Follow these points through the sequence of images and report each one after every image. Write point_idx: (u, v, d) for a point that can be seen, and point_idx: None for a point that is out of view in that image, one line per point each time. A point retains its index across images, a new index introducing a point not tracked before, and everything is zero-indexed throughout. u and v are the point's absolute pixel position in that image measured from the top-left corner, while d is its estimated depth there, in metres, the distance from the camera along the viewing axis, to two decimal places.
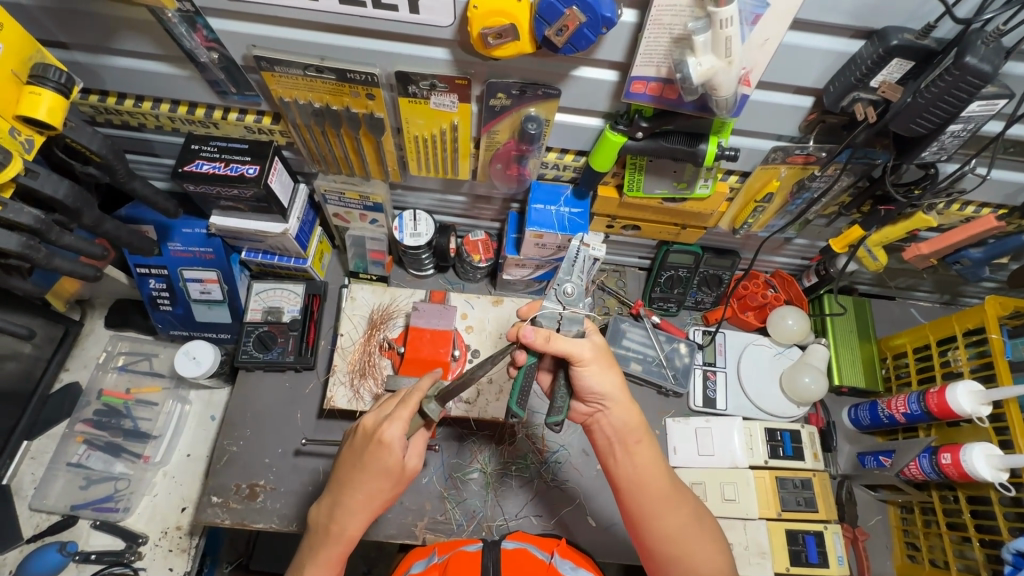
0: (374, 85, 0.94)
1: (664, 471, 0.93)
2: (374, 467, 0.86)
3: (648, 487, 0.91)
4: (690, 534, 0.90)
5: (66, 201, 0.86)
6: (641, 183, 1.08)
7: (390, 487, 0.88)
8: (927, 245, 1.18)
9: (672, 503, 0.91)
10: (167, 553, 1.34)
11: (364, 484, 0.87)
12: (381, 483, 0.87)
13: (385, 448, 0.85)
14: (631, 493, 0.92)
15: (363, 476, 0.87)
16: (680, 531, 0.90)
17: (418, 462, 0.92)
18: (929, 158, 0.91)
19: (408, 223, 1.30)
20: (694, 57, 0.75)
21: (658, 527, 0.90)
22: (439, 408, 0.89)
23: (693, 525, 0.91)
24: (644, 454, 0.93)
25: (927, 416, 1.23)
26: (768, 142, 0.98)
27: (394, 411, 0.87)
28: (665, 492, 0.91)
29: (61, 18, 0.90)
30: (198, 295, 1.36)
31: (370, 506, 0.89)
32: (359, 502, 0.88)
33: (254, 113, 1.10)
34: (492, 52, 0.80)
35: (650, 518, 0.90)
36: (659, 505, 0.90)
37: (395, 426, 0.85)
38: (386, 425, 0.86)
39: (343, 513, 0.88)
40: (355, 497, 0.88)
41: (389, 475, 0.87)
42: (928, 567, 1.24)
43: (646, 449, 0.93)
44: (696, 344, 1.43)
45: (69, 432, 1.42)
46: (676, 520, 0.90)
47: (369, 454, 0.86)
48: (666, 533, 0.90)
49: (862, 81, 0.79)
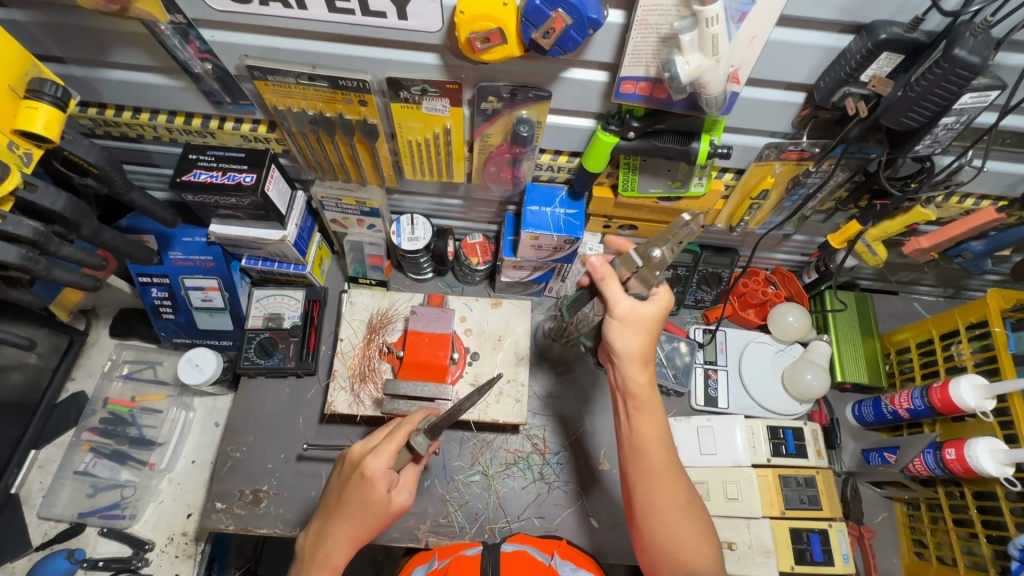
0: (367, 92, 0.94)
1: (664, 438, 0.93)
2: (357, 501, 0.87)
3: (641, 456, 0.92)
4: (677, 512, 0.90)
5: (65, 213, 0.87)
6: (636, 183, 1.08)
7: (374, 522, 0.89)
8: (927, 238, 1.16)
9: (663, 474, 0.91)
10: (174, 559, 1.36)
11: (349, 517, 0.88)
12: (365, 516, 0.88)
13: (369, 482, 0.86)
14: (629, 460, 0.94)
15: (348, 508, 0.88)
16: (667, 507, 0.89)
17: (406, 498, 0.92)
18: (924, 151, 0.90)
19: (406, 227, 1.31)
20: (681, 56, 0.75)
21: (644, 500, 0.90)
22: (428, 441, 0.90)
23: (682, 505, 0.90)
24: (646, 420, 0.93)
25: (931, 411, 1.21)
26: (761, 139, 0.98)
27: (380, 443, 0.89)
28: (659, 462, 0.91)
29: (57, 33, 0.91)
30: (199, 303, 1.37)
31: (355, 538, 0.89)
32: (346, 533, 0.89)
33: (249, 122, 1.10)
34: (480, 57, 0.80)
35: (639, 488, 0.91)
36: (649, 476, 0.91)
37: (379, 460, 0.87)
38: (371, 457, 0.87)
39: (329, 543, 0.89)
40: (341, 528, 0.89)
41: (373, 510, 0.88)
42: (936, 564, 1.23)
43: (651, 415, 0.93)
44: (697, 343, 1.42)
45: (75, 440, 1.44)
46: (662, 497, 0.90)
47: (353, 487, 0.88)
48: (654, 506, 0.90)
49: (852, 76, 0.79)
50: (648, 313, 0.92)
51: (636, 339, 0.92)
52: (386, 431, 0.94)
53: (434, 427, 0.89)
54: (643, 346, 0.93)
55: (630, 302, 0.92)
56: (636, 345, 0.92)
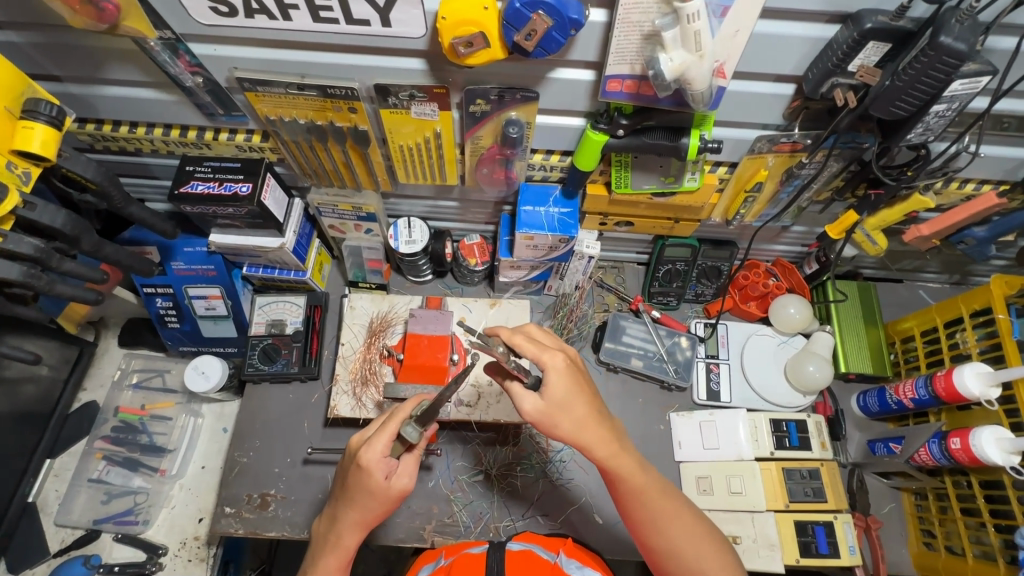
0: (355, 99, 0.95)
1: (652, 490, 0.90)
2: (358, 488, 0.88)
3: (636, 507, 0.90)
4: (693, 536, 0.90)
5: (65, 229, 0.89)
6: (629, 180, 1.08)
7: (377, 506, 0.89)
8: (928, 226, 1.15)
9: (663, 520, 0.90)
10: (187, 563, 1.38)
11: (354, 504, 0.89)
12: (367, 503, 0.89)
13: (365, 471, 0.87)
14: (633, 508, 0.91)
15: (351, 495, 0.89)
16: (682, 539, 0.90)
17: (409, 482, 0.90)
18: (917, 139, 0.89)
19: (403, 231, 1.32)
20: (665, 53, 0.75)
21: (664, 539, 0.90)
22: (419, 430, 0.88)
23: (694, 528, 0.91)
24: (628, 483, 0.89)
25: (936, 400, 1.20)
26: (753, 132, 0.97)
27: (374, 434, 0.88)
28: (651, 515, 0.90)
29: (51, 52, 0.93)
30: (204, 312, 1.39)
31: (362, 522, 0.91)
32: (354, 518, 0.90)
33: (243, 132, 1.12)
34: (464, 61, 0.80)
35: (654, 530, 0.91)
36: (646, 525, 0.91)
37: (371, 451, 0.86)
38: (365, 448, 0.87)
39: (339, 528, 0.91)
40: (348, 513, 0.90)
41: (375, 496, 0.88)
42: (945, 555, 1.22)
43: (630, 480, 0.88)
44: (697, 338, 1.41)
45: (89, 449, 1.47)
46: (676, 530, 0.90)
47: (353, 476, 0.89)
48: (669, 544, 0.90)
49: (839, 66, 0.78)
50: (556, 395, 0.84)
51: (570, 417, 0.85)
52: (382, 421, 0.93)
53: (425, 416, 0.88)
54: (579, 422, 0.86)
55: (539, 394, 0.86)
56: (579, 420, 0.86)
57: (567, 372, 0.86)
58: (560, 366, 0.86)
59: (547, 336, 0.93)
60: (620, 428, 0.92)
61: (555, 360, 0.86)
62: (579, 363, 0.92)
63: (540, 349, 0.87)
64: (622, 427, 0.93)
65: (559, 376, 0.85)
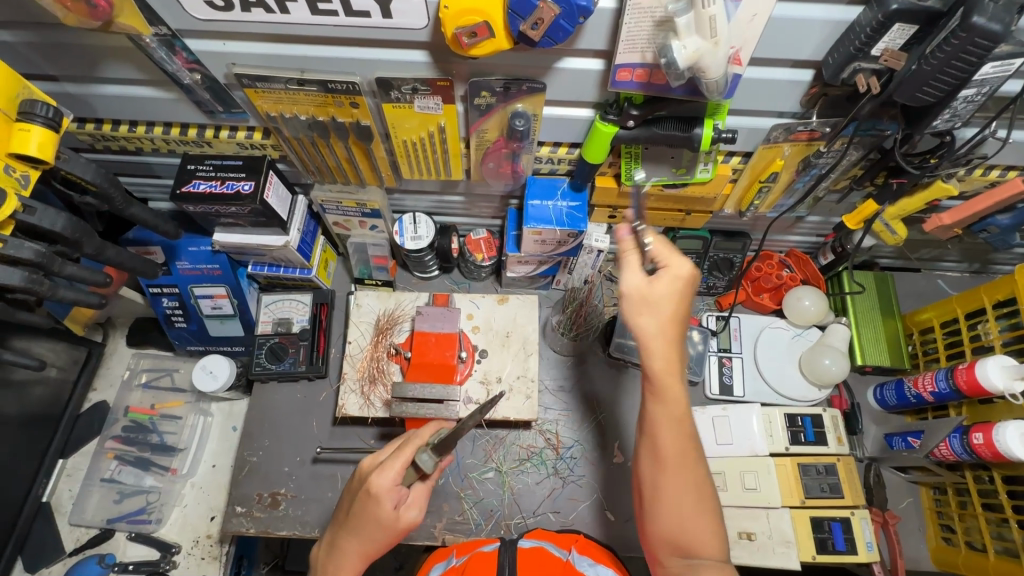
0: (357, 94, 0.93)
1: (689, 433, 0.86)
2: (366, 517, 0.87)
3: (664, 435, 0.85)
4: (700, 495, 0.85)
5: (65, 233, 0.88)
6: (639, 172, 1.04)
7: (383, 537, 0.88)
8: (949, 214, 1.11)
9: (687, 459, 0.85)
10: (200, 561, 1.39)
11: (360, 535, 0.88)
12: (374, 533, 0.87)
13: (376, 499, 0.85)
14: (658, 433, 0.86)
15: (358, 523, 0.88)
16: (681, 493, 0.84)
17: (417, 515, 0.90)
18: (943, 126, 0.86)
19: (408, 227, 1.30)
20: (678, 40, 0.72)
21: (661, 483, 0.85)
22: (435, 459, 0.87)
23: (704, 487, 0.85)
24: (669, 412, 0.85)
25: (957, 394, 1.17)
26: (769, 120, 0.94)
27: (389, 458, 0.88)
28: (676, 450, 0.85)
29: (46, 51, 0.91)
30: (210, 311, 1.38)
31: (365, 553, 0.89)
32: (357, 547, 0.88)
33: (244, 129, 1.09)
34: (468, 52, 0.77)
35: (672, 464, 0.85)
36: (669, 457, 0.85)
37: (384, 477, 0.85)
38: (377, 474, 0.86)
39: (343, 556, 0.89)
40: (352, 541, 0.89)
41: (383, 526, 0.86)
42: (966, 550, 1.19)
43: (670, 406, 0.85)
44: (709, 331, 1.39)
45: (100, 449, 1.47)
46: (678, 480, 0.84)
47: (362, 502, 0.87)
48: (666, 490, 0.85)
49: (862, 50, 0.74)
50: (660, 293, 0.86)
51: (643, 323, 0.86)
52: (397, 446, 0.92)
53: (442, 444, 0.87)
54: (652, 333, 0.86)
55: (645, 277, 0.87)
56: (646, 335, 0.86)
57: (685, 279, 0.87)
58: (686, 271, 0.86)
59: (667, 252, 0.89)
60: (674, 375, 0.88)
61: (683, 262, 0.87)
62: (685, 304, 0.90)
63: (672, 251, 0.87)
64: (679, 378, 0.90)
65: (679, 281, 0.87)
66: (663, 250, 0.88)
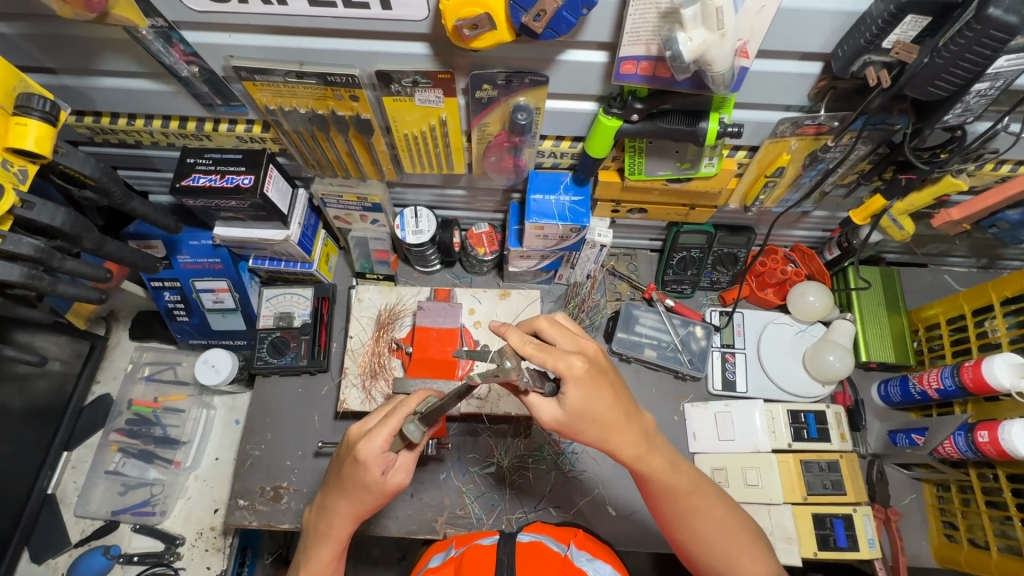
0: (357, 86, 0.91)
1: (683, 489, 0.88)
2: (354, 481, 0.87)
3: (663, 503, 0.89)
4: (726, 535, 0.89)
5: (65, 228, 0.87)
6: (643, 166, 1.03)
7: (372, 500, 0.88)
8: (958, 209, 1.09)
9: (694, 516, 0.88)
10: (204, 553, 1.40)
11: (350, 497, 0.88)
12: (363, 497, 0.87)
13: (363, 465, 0.85)
14: (660, 503, 0.89)
15: (348, 488, 0.88)
16: (715, 532, 0.89)
17: (405, 479, 0.89)
18: (954, 121, 0.84)
19: (410, 220, 1.29)
20: (683, 33, 0.71)
21: (692, 533, 0.89)
22: (421, 431, 0.85)
23: (726, 525, 0.89)
24: (657, 483, 0.87)
25: (962, 391, 1.16)
26: (776, 114, 0.92)
27: (375, 426, 0.86)
28: (681, 511, 0.88)
29: (43, 43, 0.90)
30: (212, 305, 1.38)
31: (355, 515, 0.90)
32: (346, 509, 0.89)
33: (243, 122, 1.08)
34: (469, 45, 0.76)
35: (682, 526, 0.89)
36: (675, 520, 0.90)
37: (371, 445, 0.84)
38: (365, 441, 0.85)
39: (334, 518, 0.90)
40: (341, 504, 0.89)
41: (370, 490, 0.87)
42: (968, 547, 1.18)
43: (663, 468, 0.86)
44: (713, 326, 1.37)
45: (104, 441, 1.48)
46: (706, 526, 0.88)
47: (350, 467, 0.87)
48: (699, 537, 0.89)
49: (873, 43, 0.73)
50: (577, 403, 0.79)
51: (584, 431, 0.81)
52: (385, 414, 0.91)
53: (429, 416, 0.84)
54: (600, 427, 0.81)
55: (557, 401, 0.81)
56: (596, 431, 0.81)
57: (585, 375, 0.78)
58: (578, 369, 0.78)
59: (560, 332, 0.85)
60: (649, 425, 0.88)
61: (572, 364, 0.78)
62: (602, 356, 0.85)
63: (553, 354, 0.78)
64: (653, 426, 0.88)
65: (579, 384, 0.78)
66: (546, 354, 0.78)
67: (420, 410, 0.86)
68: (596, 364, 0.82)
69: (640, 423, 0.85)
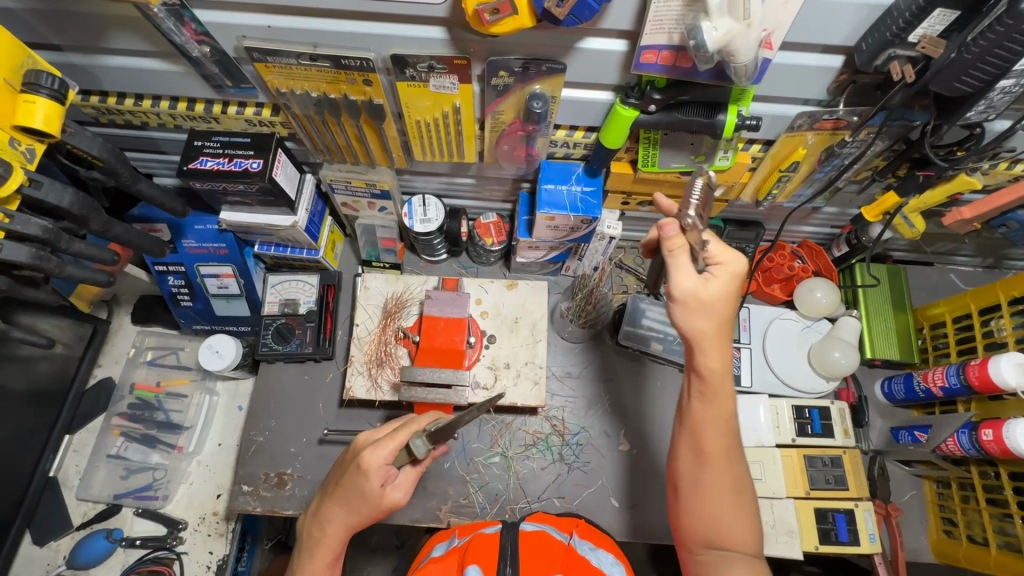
0: (371, 71, 0.90)
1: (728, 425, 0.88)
2: (353, 489, 0.87)
3: (705, 433, 0.87)
4: (732, 493, 0.87)
5: (72, 209, 0.86)
6: (656, 158, 1.02)
7: (367, 510, 0.88)
8: (970, 208, 1.08)
9: (730, 458, 0.88)
10: (206, 537, 1.40)
11: (346, 506, 0.88)
12: (359, 507, 0.87)
13: (364, 474, 0.85)
14: (698, 435, 0.88)
15: (345, 495, 0.88)
16: (726, 484, 0.87)
17: (401, 496, 0.89)
18: (976, 118, 0.84)
19: (418, 209, 1.28)
20: (708, 21, 0.69)
21: (708, 474, 0.87)
22: (428, 447, 0.84)
23: (743, 482, 0.88)
24: (716, 406, 0.87)
25: (967, 389, 1.17)
26: (793, 107, 0.91)
27: (383, 437, 0.87)
28: (719, 448, 0.87)
29: (51, 20, 0.88)
30: (216, 290, 1.36)
31: (349, 525, 0.90)
32: (341, 517, 0.89)
33: (253, 105, 1.07)
34: (489, 30, 0.75)
35: (702, 464, 0.88)
36: (715, 456, 0.87)
37: (375, 455, 0.85)
38: (369, 450, 0.86)
39: (328, 525, 0.90)
40: (336, 512, 0.90)
41: (367, 501, 0.87)
42: (966, 543, 1.20)
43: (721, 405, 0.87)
44: (719, 321, 1.37)
45: (106, 425, 1.47)
46: (725, 473, 0.87)
47: (351, 475, 0.87)
48: (715, 482, 0.87)
49: (899, 37, 0.72)
50: (717, 291, 0.82)
51: (704, 323, 0.82)
52: (394, 427, 0.92)
53: (437, 433, 0.84)
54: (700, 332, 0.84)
55: (697, 280, 0.83)
56: (703, 332, 0.83)
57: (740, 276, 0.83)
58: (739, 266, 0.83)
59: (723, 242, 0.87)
60: None
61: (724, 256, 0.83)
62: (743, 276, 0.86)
63: (723, 248, 0.83)
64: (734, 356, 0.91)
65: (732, 278, 0.83)
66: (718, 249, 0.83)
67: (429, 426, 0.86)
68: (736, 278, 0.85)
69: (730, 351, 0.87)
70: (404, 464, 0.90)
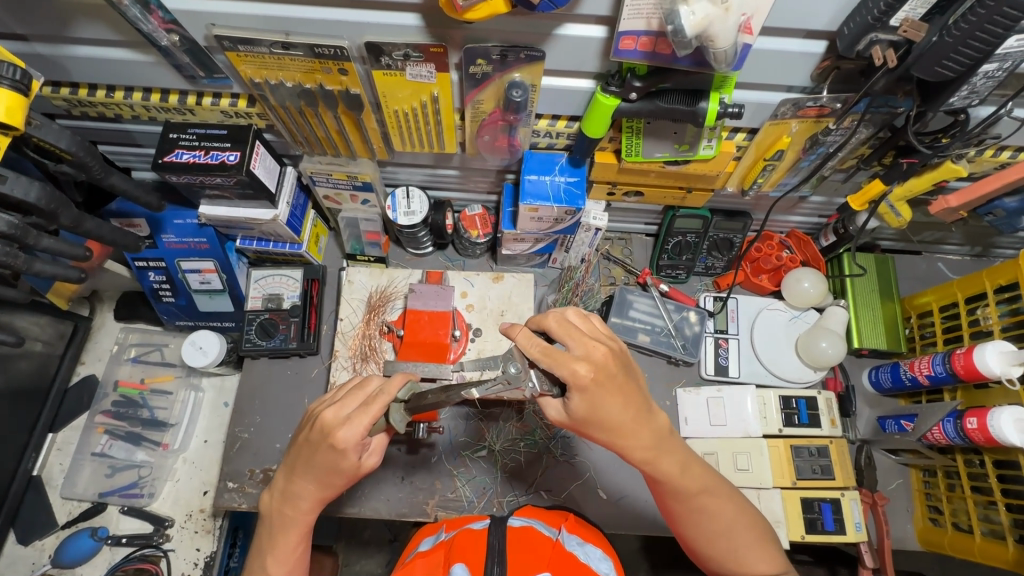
0: (346, 59, 0.88)
1: (691, 490, 0.87)
2: (328, 466, 0.84)
3: (671, 502, 0.89)
4: (734, 530, 0.89)
5: (40, 204, 0.84)
6: (640, 147, 1.00)
7: (341, 483, 0.86)
8: (956, 196, 1.07)
9: (708, 510, 0.88)
10: (193, 534, 1.39)
11: (319, 482, 0.86)
12: (334, 480, 0.86)
13: (341, 452, 0.82)
14: (668, 501, 0.90)
15: (319, 471, 0.85)
16: (721, 531, 0.89)
17: (377, 460, 0.89)
18: (959, 104, 0.83)
19: (401, 202, 1.26)
20: (686, 5, 0.67)
21: (697, 529, 0.90)
22: (404, 418, 0.86)
23: (736, 520, 0.89)
24: (665, 483, 0.87)
25: (953, 378, 1.16)
26: (777, 95, 0.90)
27: (353, 413, 0.82)
28: (687, 509, 0.89)
29: (13, 9, 0.86)
30: (198, 286, 1.35)
31: (322, 498, 0.88)
32: (314, 492, 0.87)
33: (228, 96, 1.04)
34: (463, 16, 0.73)
35: (689, 523, 0.90)
36: (687, 516, 0.90)
37: (352, 432, 0.80)
38: (342, 427, 0.81)
39: (301, 504, 0.88)
40: (308, 488, 0.87)
41: (341, 474, 0.85)
42: (951, 531, 1.21)
43: (666, 480, 0.87)
44: (707, 312, 1.36)
45: (90, 423, 1.46)
46: (715, 524, 0.89)
47: (324, 451, 0.83)
48: (705, 535, 0.89)
49: (880, 20, 0.71)
50: (580, 410, 0.81)
51: (608, 422, 0.81)
52: (365, 394, 0.85)
53: (416, 405, 0.86)
54: (610, 431, 0.82)
55: (563, 407, 0.84)
56: (614, 426, 0.81)
57: (590, 384, 0.78)
58: (583, 378, 0.78)
59: (569, 334, 0.82)
60: (664, 425, 0.87)
61: (576, 372, 0.78)
62: (612, 358, 0.81)
63: (557, 362, 0.78)
64: (667, 425, 0.87)
65: (584, 388, 0.79)
66: (552, 357, 0.79)
67: (400, 396, 0.85)
68: (604, 368, 0.80)
69: (652, 423, 0.85)
70: (374, 432, 0.87)
